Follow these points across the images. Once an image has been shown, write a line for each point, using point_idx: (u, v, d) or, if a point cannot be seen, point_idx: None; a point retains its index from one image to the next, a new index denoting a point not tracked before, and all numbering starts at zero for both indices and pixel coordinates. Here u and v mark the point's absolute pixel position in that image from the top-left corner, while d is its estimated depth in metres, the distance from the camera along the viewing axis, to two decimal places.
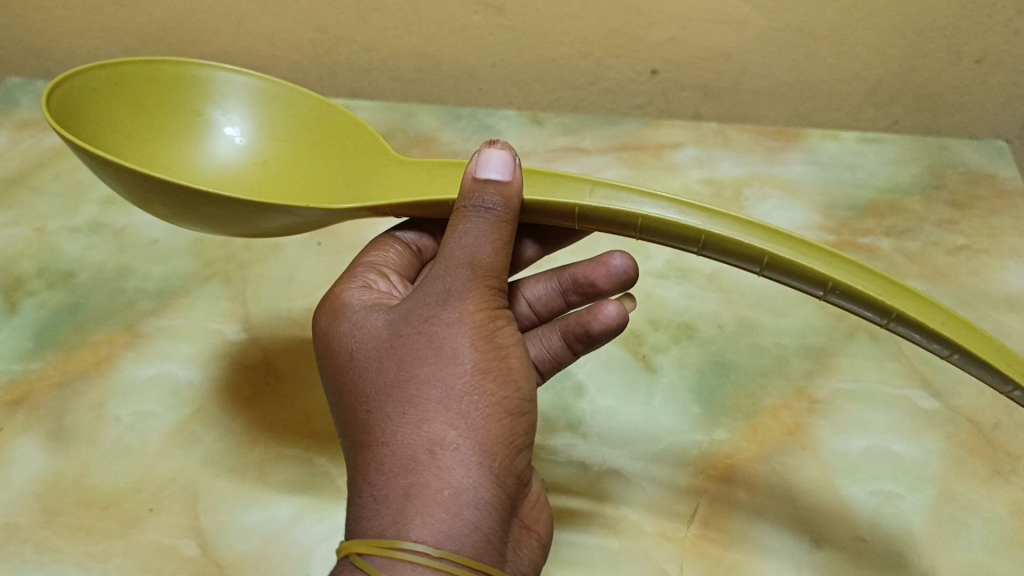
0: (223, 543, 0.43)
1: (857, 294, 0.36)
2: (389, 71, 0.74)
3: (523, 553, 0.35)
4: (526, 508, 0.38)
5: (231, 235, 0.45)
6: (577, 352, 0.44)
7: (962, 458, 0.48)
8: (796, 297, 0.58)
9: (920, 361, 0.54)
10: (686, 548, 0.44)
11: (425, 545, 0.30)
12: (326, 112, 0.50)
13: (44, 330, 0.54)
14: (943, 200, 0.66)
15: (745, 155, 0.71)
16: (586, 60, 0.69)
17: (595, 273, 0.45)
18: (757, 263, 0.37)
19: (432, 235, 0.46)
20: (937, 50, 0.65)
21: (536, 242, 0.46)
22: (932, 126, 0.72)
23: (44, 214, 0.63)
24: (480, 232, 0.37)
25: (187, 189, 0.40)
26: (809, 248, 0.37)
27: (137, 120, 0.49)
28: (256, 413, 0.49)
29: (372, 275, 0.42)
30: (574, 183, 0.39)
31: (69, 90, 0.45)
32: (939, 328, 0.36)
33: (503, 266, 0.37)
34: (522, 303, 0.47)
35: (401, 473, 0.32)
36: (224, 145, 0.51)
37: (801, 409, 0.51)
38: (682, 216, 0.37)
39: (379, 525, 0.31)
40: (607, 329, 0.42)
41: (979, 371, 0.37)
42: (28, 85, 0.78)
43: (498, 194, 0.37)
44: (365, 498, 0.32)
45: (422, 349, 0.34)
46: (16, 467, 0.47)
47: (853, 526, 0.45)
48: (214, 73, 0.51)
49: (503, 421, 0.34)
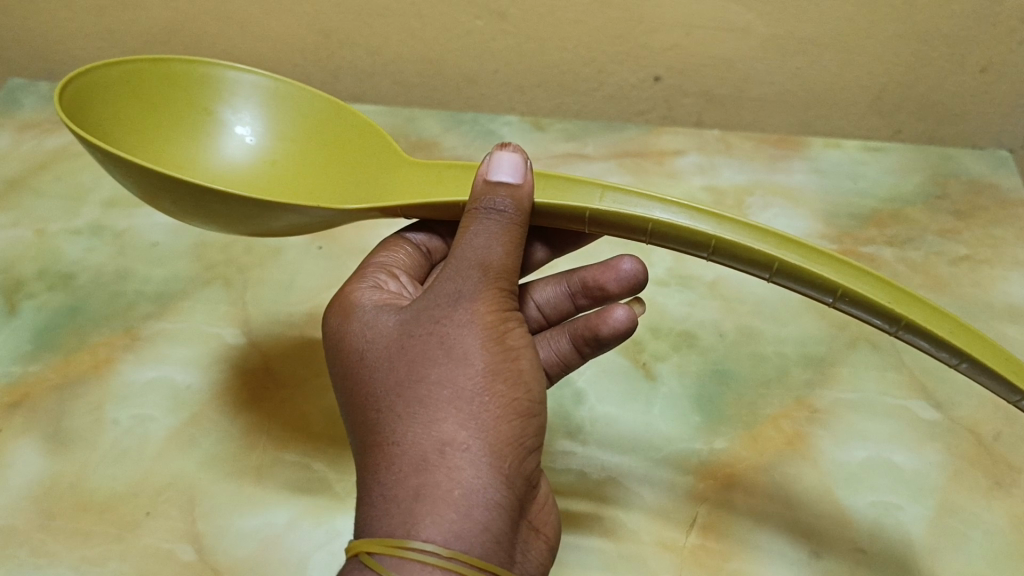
0: (220, 548, 0.43)
1: (866, 302, 0.36)
2: (391, 76, 0.74)
3: (530, 555, 0.35)
4: (533, 511, 0.37)
5: (239, 234, 0.45)
6: (585, 355, 0.44)
7: (963, 470, 0.48)
8: (797, 305, 0.58)
9: (921, 371, 0.54)
10: (684, 557, 0.44)
11: (435, 545, 0.30)
12: (336, 113, 0.50)
13: (43, 332, 0.54)
14: (945, 210, 0.66)
15: (747, 163, 0.71)
16: (589, 66, 0.69)
17: (604, 276, 0.45)
18: (767, 269, 0.37)
19: (441, 237, 0.46)
20: (940, 59, 0.65)
21: (545, 245, 0.46)
22: (935, 135, 0.72)
23: (45, 216, 0.63)
24: (491, 233, 0.37)
25: (196, 187, 0.40)
26: (819, 256, 0.37)
27: (147, 118, 0.49)
28: (255, 418, 0.49)
29: (382, 275, 0.42)
30: (584, 187, 0.39)
31: (79, 87, 0.45)
32: (947, 337, 0.36)
33: (513, 269, 0.37)
34: (531, 306, 0.47)
35: (411, 472, 0.32)
36: (233, 144, 0.50)
37: (801, 418, 0.51)
38: (692, 221, 0.37)
39: (388, 524, 0.31)
40: (616, 332, 0.42)
41: (987, 380, 0.37)
42: (31, 86, 0.78)
43: (509, 196, 0.37)
44: (374, 498, 0.32)
45: (432, 350, 0.34)
46: (13, 470, 0.46)
47: (853, 537, 0.45)
48: (225, 72, 0.51)
49: (513, 422, 0.34)
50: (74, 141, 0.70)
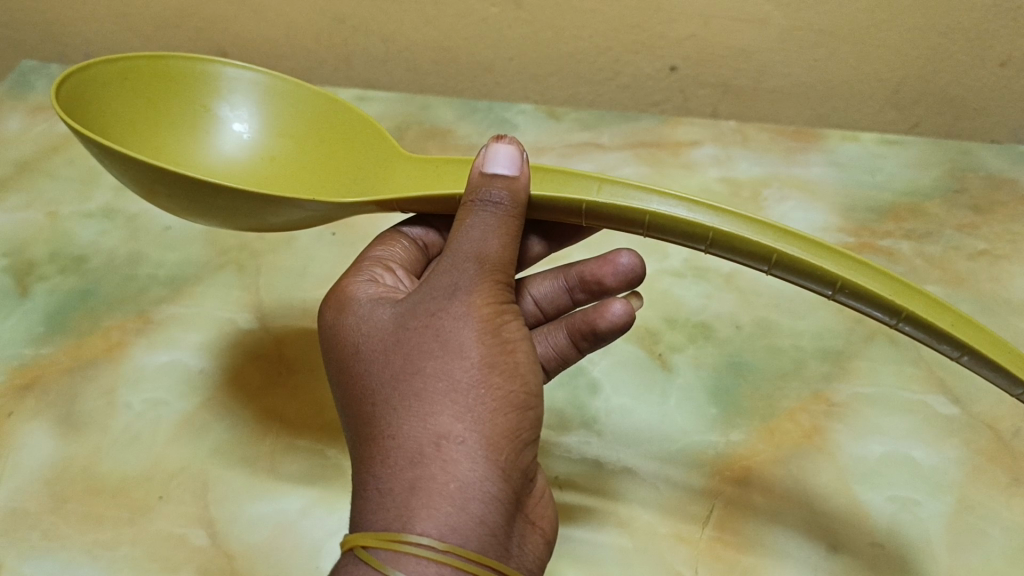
0: (232, 533, 0.43)
1: (866, 294, 0.36)
2: (405, 63, 0.73)
3: (529, 548, 0.35)
4: (531, 504, 0.37)
5: (237, 229, 0.45)
6: (582, 350, 0.44)
7: (981, 466, 0.48)
8: (814, 298, 0.57)
9: (939, 367, 0.53)
10: (699, 550, 0.44)
11: (431, 538, 0.30)
12: (333, 109, 0.50)
13: (55, 315, 0.54)
14: (964, 205, 0.65)
15: (764, 155, 0.70)
16: (605, 55, 0.69)
17: (602, 271, 0.45)
18: (765, 262, 0.37)
19: (438, 231, 0.46)
20: (960, 52, 0.64)
21: (542, 239, 0.45)
22: (953, 129, 0.71)
23: (57, 199, 0.63)
24: (487, 226, 0.36)
25: (194, 181, 0.40)
26: (817, 247, 0.36)
27: (144, 113, 0.48)
28: (268, 404, 0.49)
29: (378, 269, 0.42)
30: (581, 180, 0.39)
31: (76, 83, 0.44)
32: (950, 330, 0.35)
33: (510, 261, 0.37)
34: (528, 300, 0.46)
35: (407, 466, 0.31)
36: (230, 140, 0.50)
37: (819, 412, 0.50)
38: (690, 213, 0.37)
39: (385, 518, 0.31)
40: (614, 327, 0.42)
41: (988, 373, 0.36)
42: (43, 69, 0.77)
43: (504, 189, 0.37)
44: (371, 492, 0.32)
45: (428, 343, 0.34)
46: (25, 453, 0.46)
47: (870, 532, 0.45)
48: (222, 69, 0.50)
49: (509, 415, 0.33)
50: None
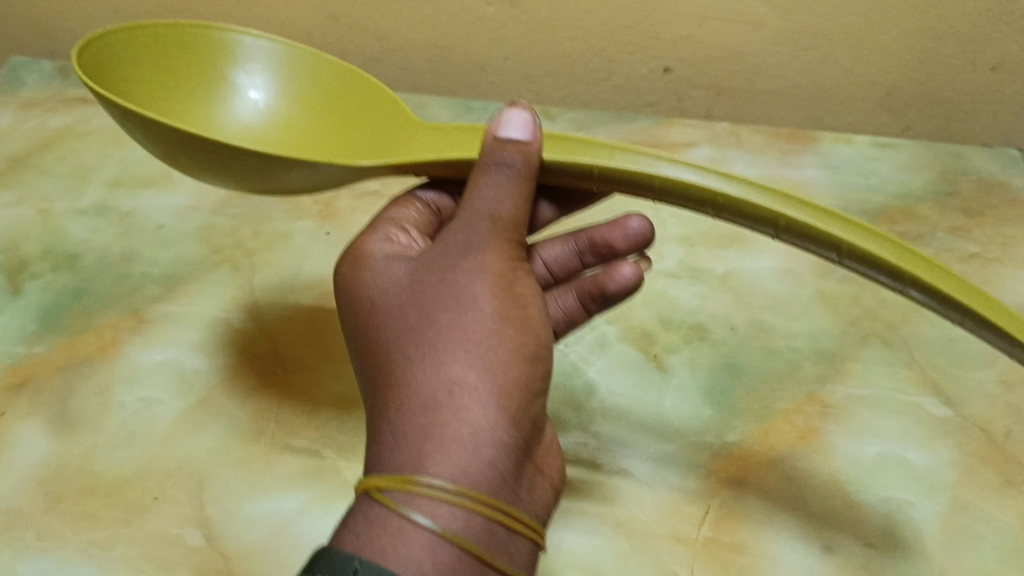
0: (228, 533, 0.43)
1: (872, 259, 0.35)
2: (400, 62, 0.73)
3: (537, 498, 0.35)
4: (539, 458, 0.37)
5: (249, 191, 0.44)
6: (590, 312, 0.45)
7: (974, 467, 0.48)
8: (808, 300, 0.57)
9: (932, 368, 0.53)
10: (696, 550, 0.44)
11: (442, 481, 0.29)
12: (352, 77, 0.49)
13: (48, 312, 0.53)
14: (955, 208, 0.66)
15: (758, 157, 0.70)
16: (598, 56, 0.69)
17: (613, 235, 0.45)
18: (773, 227, 0.37)
19: (451, 195, 0.45)
20: (953, 56, 0.65)
21: (553, 203, 0.45)
22: (944, 132, 0.72)
23: (50, 196, 0.62)
24: (501, 186, 0.36)
25: (209, 139, 0.39)
26: (826, 212, 0.36)
27: (164, 82, 0.48)
28: (263, 404, 0.49)
29: (393, 229, 0.41)
30: (594, 146, 0.39)
31: (96, 49, 0.44)
32: (960, 298, 0.35)
33: (523, 220, 0.37)
34: (539, 263, 0.46)
35: (420, 412, 0.31)
36: (249, 108, 0.50)
37: (813, 413, 0.50)
38: (699, 177, 0.37)
39: (396, 461, 0.30)
40: (624, 289, 0.43)
41: (993, 339, 0.36)
42: (34, 64, 0.76)
43: (519, 152, 0.36)
44: (384, 436, 0.31)
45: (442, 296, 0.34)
46: (18, 452, 0.46)
47: (865, 532, 0.45)
48: (239, 38, 0.50)
49: (521, 365, 0.34)
50: (78, 121, 0.70)
